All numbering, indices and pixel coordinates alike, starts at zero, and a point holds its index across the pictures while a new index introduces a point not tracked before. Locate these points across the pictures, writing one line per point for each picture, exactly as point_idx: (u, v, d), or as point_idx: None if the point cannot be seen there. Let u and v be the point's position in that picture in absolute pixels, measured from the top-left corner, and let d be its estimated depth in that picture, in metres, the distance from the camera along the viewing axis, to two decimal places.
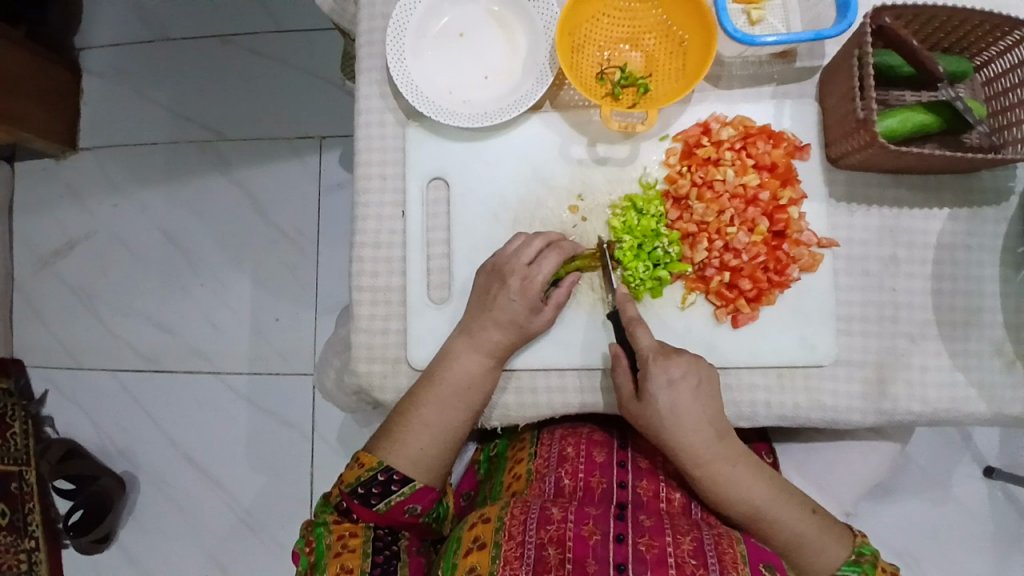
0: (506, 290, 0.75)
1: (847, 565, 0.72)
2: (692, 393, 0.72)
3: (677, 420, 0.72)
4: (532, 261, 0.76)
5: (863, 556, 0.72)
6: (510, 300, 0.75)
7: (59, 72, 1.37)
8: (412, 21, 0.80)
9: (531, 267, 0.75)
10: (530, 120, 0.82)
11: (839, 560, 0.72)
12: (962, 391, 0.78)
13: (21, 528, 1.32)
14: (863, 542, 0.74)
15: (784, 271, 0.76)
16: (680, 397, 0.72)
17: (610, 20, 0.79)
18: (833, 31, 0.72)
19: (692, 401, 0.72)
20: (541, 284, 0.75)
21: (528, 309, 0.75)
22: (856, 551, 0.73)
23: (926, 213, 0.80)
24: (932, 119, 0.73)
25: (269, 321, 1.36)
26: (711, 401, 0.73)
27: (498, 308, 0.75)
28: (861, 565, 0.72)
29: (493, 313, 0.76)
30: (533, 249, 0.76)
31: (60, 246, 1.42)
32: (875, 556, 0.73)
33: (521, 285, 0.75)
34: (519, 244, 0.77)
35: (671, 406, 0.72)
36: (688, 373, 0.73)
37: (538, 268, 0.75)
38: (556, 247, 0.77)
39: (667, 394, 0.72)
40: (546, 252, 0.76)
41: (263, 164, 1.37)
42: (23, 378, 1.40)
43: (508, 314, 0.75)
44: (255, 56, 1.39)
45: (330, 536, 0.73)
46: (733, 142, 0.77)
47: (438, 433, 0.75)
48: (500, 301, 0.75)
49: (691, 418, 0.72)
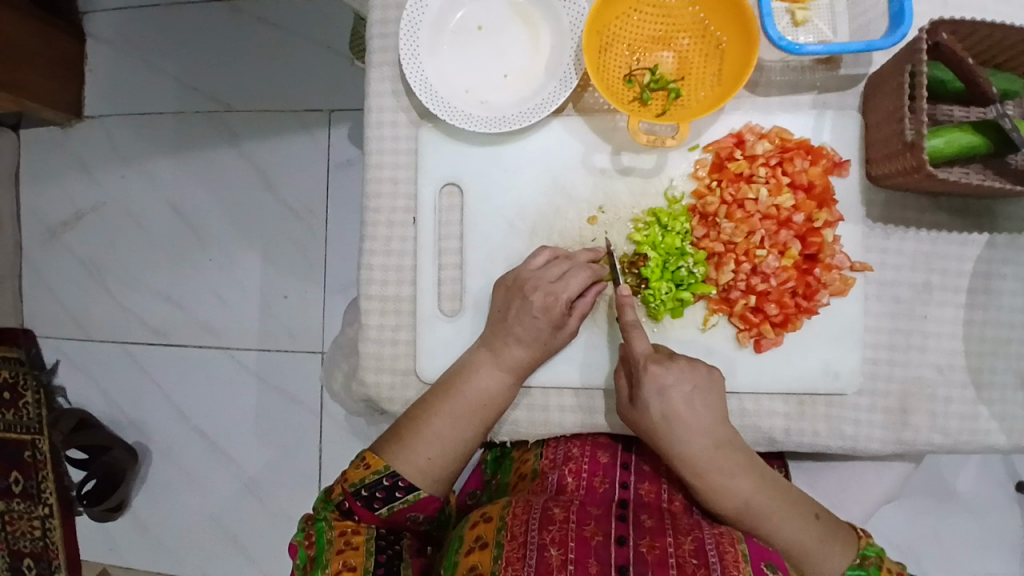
0: (527, 306, 0.72)
1: (852, 570, 0.69)
2: (687, 400, 0.70)
3: (671, 430, 0.70)
4: (558, 279, 0.72)
5: (868, 559, 0.70)
6: (532, 317, 0.72)
7: (62, 36, 1.32)
8: (428, 14, 0.75)
9: (556, 285, 0.72)
10: (551, 125, 0.77)
11: (843, 566, 0.69)
12: (984, 425, 0.75)
13: (35, 495, 1.37)
14: (868, 543, 0.71)
15: (814, 297, 0.73)
16: (674, 405, 0.70)
17: (641, 17, 0.74)
18: (885, 42, 0.66)
19: (688, 409, 0.70)
20: (565, 302, 0.72)
21: (552, 325, 0.73)
22: (860, 554, 0.70)
23: (964, 238, 0.75)
24: (979, 141, 0.68)
25: (278, 300, 1.34)
26: (708, 407, 0.70)
27: (520, 324, 0.73)
28: (864, 568, 0.70)
29: (514, 328, 0.73)
30: (559, 267, 0.73)
31: (67, 217, 1.40)
32: (880, 558, 0.70)
33: (544, 301, 0.72)
34: (544, 259, 0.74)
35: (662, 414, 0.70)
36: (681, 380, 0.70)
37: (564, 285, 0.71)
38: (580, 263, 0.73)
39: (659, 402, 0.70)
40: (575, 271, 0.72)
41: (272, 139, 1.33)
42: (34, 348, 1.40)
43: (531, 331, 0.73)
44: (264, 24, 1.33)
45: (331, 532, 0.71)
46: (769, 157, 0.72)
47: (447, 448, 0.73)
48: (521, 315, 0.73)
49: (687, 422, 0.70)
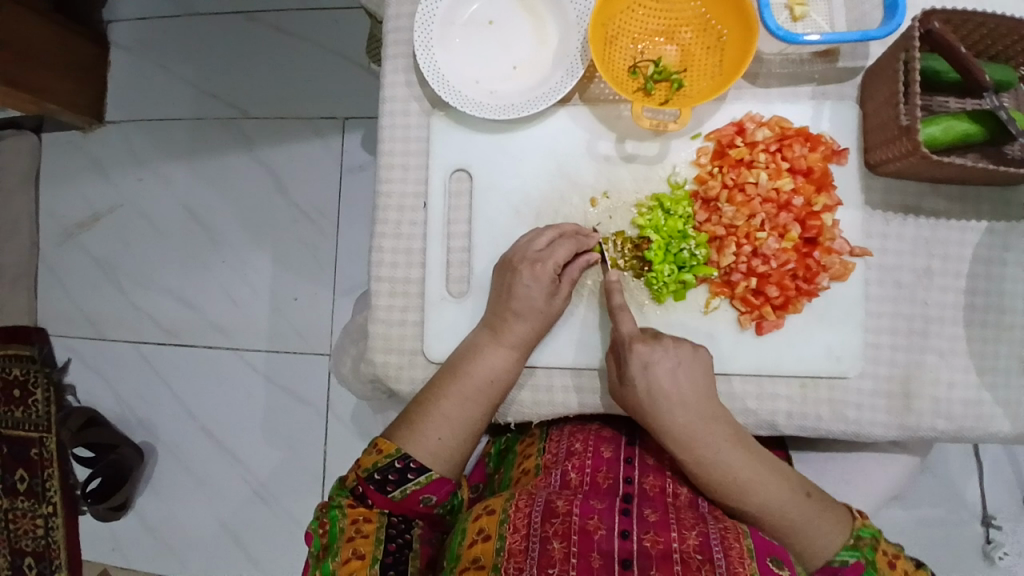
0: (518, 277, 0.74)
1: (846, 551, 0.71)
2: (673, 375, 0.72)
3: (655, 403, 0.72)
4: (544, 248, 0.75)
5: (862, 540, 0.72)
6: (525, 287, 0.74)
7: (86, 42, 1.36)
8: (441, 7, 0.78)
9: (543, 253, 0.75)
10: (557, 114, 0.80)
11: (837, 545, 0.71)
12: (988, 410, 0.75)
13: (39, 493, 1.38)
14: (863, 524, 0.73)
15: (814, 279, 0.74)
16: (659, 380, 0.72)
17: (645, 12, 0.77)
18: (879, 32, 0.69)
19: (673, 384, 0.72)
20: (553, 267, 0.74)
21: (544, 293, 0.74)
22: (855, 534, 0.72)
23: (963, 225, 0.77)
24: (975, 129, 0.70)
25: (288, 300, 1.36)
26: (695, 382, 0.72)
27: (515, 296, 0.74)
28: (859, 549, 0.71)
29: (511, 304, 0.75)
30: (545, 238, 0.76)
31: (84, 218, 1.43)
32: (874, 539, 0.72)
33: (533, 270, 0.74)
34: (529, 236, 0.77)
35: (647, 387, 0.72)
36: (667, 355, 0.72)
37: (551, 253, 0.74)
38: (568, 235, 0.76)
39: (644, 378, 0.72)
40: (561, 240, 0.75)
41: (286, 142, 1.37)
42: (46, 346, 1.42)
43: (526, 303, 0.74)
44: (281, 33, 1.37)
45: (343, 519, 0.72)
46: (768, 144, 0.74)
47: (455, 428, 0.74)
48: (514, 289, 0.74)
49: (672, 400, 0.72)
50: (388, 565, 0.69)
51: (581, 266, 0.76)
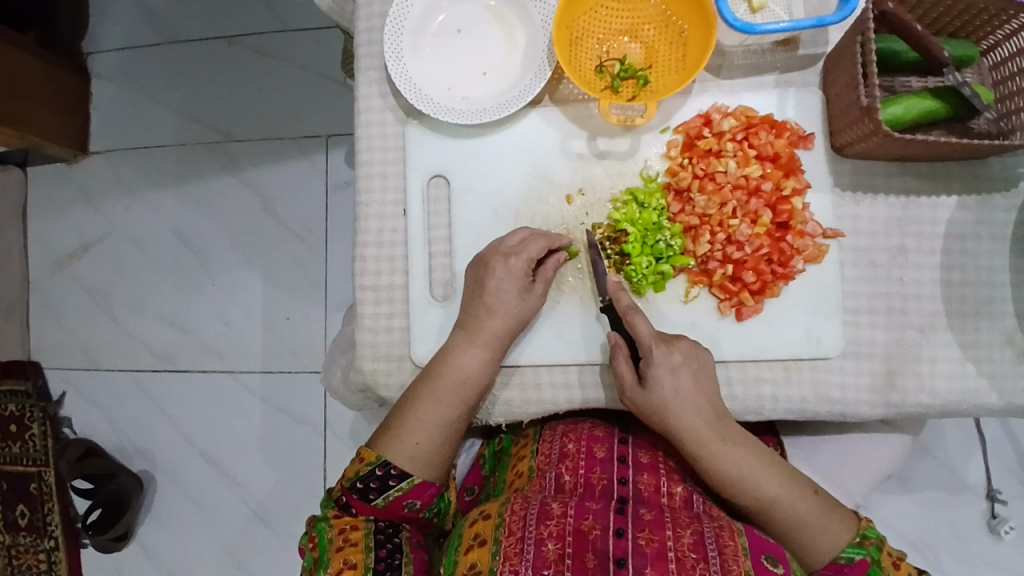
0: (490, 272, 0.76)
1: (851, 548, 0.71)
2: (693, 379, 0.72)
3: (679, 406, 0.71)
4: (516, 245, 0.77)
5: (868, 539, 0.71)
6: (496, 284, 0.75)
7: (67, 75, 1.38)
8: (409, 18, 0.80)
9: (512, 249, 0.76)
10: (529, 116, 0.81)
11: (843, 543, 0.71)
12: (972, 383, 0.76)
13: (40, 528, 1.38)
14: (868, 525, 0.73)
15: (789, 262, 0.76)
16: (682, 384, 0.72)
17: (608, 13, 0.79)
18: (835, 17, 0.70)
19: (693, 387, 0.72)
20: (523, 263, 0.76)
21: (518, 289, 0.76)
22: (860, 534, 0.72)
23: (933, 201, 0.78)
24: (938, 106, 0.71)
25: (281, 319, 1.37)
26: (709, 385, 0.73)
27: (489, 295, 0.76)
28: (864, 547, 0.71)
29: (483, 301, 0.76)
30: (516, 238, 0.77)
31: (74, 250, 1.44)
32: (880, 539, 0.71)
33: (505, 266, 0.76)
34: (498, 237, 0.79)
35: (673, 391, 0.71)
36: (688, 360, 0.72)
37: (522, 249, 0.76)
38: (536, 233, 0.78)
39: (669, 380, 0.71)
40: (530, 237, 0.77)
41: (271, 163, 1.38)
42: (40, 379, 1.42)
43: (500, 299, 0.76)
44: (261, 56, 1.39)
45: (330, 531, 0.73)
46: (735, 132, 0.76)
47: (433, 431, 0.74)
48: (488, 287, 0.76)
49: (692, 400, 0.72)
50: (380, 571, 0.70)
51: (554, 265, 0.78)
